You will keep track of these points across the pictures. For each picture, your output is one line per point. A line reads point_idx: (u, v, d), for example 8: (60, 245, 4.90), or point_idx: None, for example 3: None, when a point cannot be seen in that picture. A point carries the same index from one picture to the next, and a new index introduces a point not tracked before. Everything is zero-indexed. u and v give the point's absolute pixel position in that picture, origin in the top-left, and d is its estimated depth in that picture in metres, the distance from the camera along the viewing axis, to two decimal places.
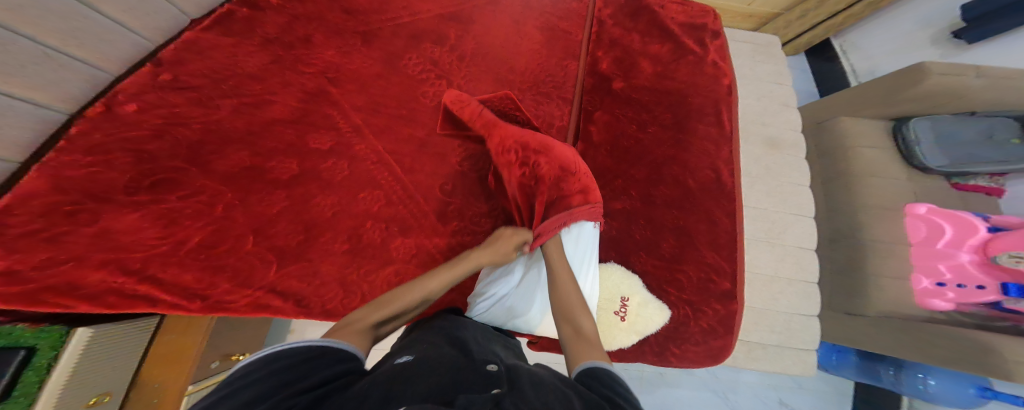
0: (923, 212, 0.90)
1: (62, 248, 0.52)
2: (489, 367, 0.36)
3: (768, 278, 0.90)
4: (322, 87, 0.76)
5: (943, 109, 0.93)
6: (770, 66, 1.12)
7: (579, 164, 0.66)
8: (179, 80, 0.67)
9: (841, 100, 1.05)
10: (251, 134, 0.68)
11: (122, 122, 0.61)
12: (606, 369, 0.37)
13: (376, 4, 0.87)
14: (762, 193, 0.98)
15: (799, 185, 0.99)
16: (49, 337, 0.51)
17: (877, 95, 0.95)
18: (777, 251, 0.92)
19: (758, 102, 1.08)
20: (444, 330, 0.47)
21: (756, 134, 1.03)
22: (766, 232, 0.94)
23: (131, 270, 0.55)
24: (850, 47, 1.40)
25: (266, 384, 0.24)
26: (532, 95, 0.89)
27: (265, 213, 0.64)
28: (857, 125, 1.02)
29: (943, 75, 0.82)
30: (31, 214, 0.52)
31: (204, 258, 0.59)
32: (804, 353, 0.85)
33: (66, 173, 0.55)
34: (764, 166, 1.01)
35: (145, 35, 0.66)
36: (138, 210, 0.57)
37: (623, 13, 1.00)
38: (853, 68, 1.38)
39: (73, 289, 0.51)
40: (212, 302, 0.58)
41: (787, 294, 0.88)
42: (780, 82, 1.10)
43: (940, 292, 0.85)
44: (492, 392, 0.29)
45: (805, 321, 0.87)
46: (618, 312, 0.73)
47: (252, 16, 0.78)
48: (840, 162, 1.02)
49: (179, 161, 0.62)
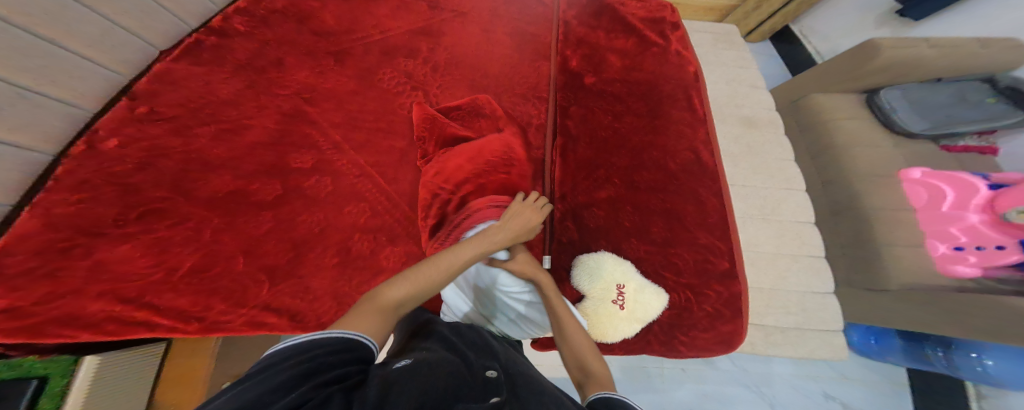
0: (919, 176, 0.93)
1: (57, 282, 0.55)
2: (488, 373, 0.36)
3: (771, 256, 0.89)
4: (299, 109, 0.79)
5: (913, 75, 1.03)
6: (732, 52, 1.16)
7: (502, 159, 0.68)
8: (156, 111, 0.71)
9: (813, 79, 1.15)
10: (233, 159, 0.71)
11: (107, 157, 0.64)
12: (622, 399, 0.36)
13: (345, 24, 0.91)
14: (749, 171, 0.98)
15: (783, 160, 0.99)
16: (61, 365, 0.59)
17: (841, 72, 1.07)
18: (774, 228, 0.92)
19: (728, 85, 1.10)
20: (442, 333, 0.47)
21: (731, 115, 1.05)
22: (760, 209, 0.94)
23: (126, 298, 0.57)
24: (808, 32, 1.54)
25: (295, 370, 0.23)
26: (508, 97, 0.91)
27: (253, 233, 0.66)
28: (831, 100, 1.10)
29: (893, 48, 0.95)
30: (27, 252, 0.54)
31: (196, 282, 0.61)
32: (829, 335, 0.83)
33: (57, 211, 0.58)
34: (745, 145, 1.01)
35: (113, 69, 0.71)
36: (129, 241, 0.59)
37: (586, 14, 1.05)
38: (817, 50, 1.50)
39: (73, 319, 0.54)
40: (209, 324, 0.60)
41: (793, 271, 0.87)
42: (744, 66, 1.13)
43: (961, 257, 0.83)
44: (493, 401, 0.30)
45: (822, 300, 0.85)
46: (616, 301, 0.69)
47: (220, 44, 0.82)
48: (822, 135, 1.08)
49: (165, 190, 0.65)
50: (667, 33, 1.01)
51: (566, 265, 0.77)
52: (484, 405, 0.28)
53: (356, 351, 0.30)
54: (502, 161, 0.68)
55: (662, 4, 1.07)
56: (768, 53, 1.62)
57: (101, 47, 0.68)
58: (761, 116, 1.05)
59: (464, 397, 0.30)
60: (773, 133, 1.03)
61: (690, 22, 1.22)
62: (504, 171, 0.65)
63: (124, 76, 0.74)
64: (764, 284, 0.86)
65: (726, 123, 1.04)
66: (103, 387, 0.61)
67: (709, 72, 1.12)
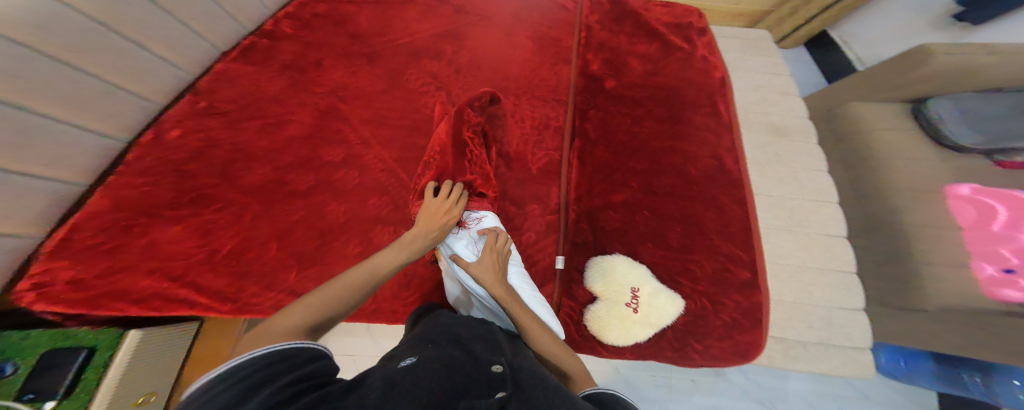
0: (967, 193, 0.86)
1: (117, 257, 0.60)
2: (494, 368, 0.37)
3: (795, 268, 0.86)
4: (333, 106, 0.83)
5: (966, 84, 0.91)
6: (763, 58, 1.14)
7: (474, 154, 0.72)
8: (213, 106, 0.77)
9: (851, 87, 1.07)
10: (273, 151, 0.76)
11: (168, 147, 0.71)
12: (618, 396, 0.38)
13: (377, 27, 0.96)
14: (775, 180, 0.95)
15: (813, 170, 0.96)
16: (108, 338, 0.64)
17: (885, 80, 0.97)
18: (801, 240, 0.89)
19: (756, 92, 1.08)
20: (445, 327, 0.48)
21: (758, 122, 1.03)
22: (787, 220, 0.91)
23: (173, 276, 0.62)
24: (849, 37, 1.47)
25: (235, 389, 0.27)
26: (527, 99, 0.93)
27: (286, 221, 0.70)
28: (869, 110, 1.03)
29: (948, 55, 0.84)
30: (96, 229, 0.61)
31: (233, 265, 0.65)
32: (855, 352, 0.80)
33: (123, 193, 0.65)
34: (773, 153, 0.99)
35: (183, 68, 0.79)
36: (179, 223, 0.65)
37: (609, 19, 1.06)
38: (858, 56, 1.44)
39: (125, 293, 0.59)
40: (241, 305, 0.64)
41: (820, 285, 0.84)
42: (774, 72, 1.11)
43: (1011, 281, 0.74)
44: (497, 397, 0.31)
45: (848, 315, 0.82)
46: (629, 304, 0.72)
47: (271, 45, 0.88)
48: (860, 145, 1.00)
49: (214, 178, 0.70)
50: (693, 38, 1.01)
51: (579, 266, 0.77)
52: (487, 402, 0.30)
53: (304, 351, 0.34)
54: (475, 156, 0.72)
55: (688, 10, 1.06)
56: (801, 59, 1.56)
57: (175, 49, 0.76)
58: (790, 124, 1.03)
59: (469, 394, 0.32)
60: (804, 141, 1.00)
61: (718, 28, 1.21)
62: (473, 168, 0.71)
63: (192, 75, 0.81)
64: (786, 296, 0.84)
65: (753, 130, 1.02)
66: (140, 364, 0.65)
67: (736, 78, 1.10)
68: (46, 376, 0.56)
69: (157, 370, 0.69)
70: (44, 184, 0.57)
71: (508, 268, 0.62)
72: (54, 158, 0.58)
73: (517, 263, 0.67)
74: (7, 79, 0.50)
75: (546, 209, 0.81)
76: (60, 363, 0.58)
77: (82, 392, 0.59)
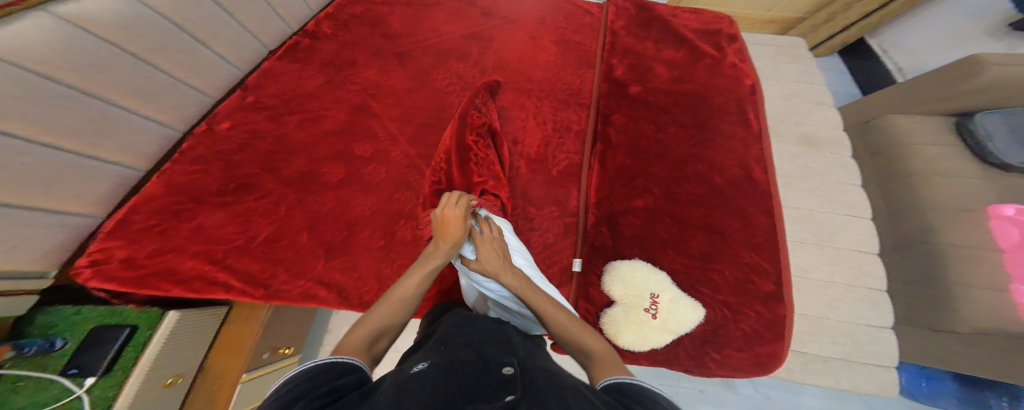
0: (1012, 214, 0.82)
1: (167, 239, 0.65)
2: (505, 370, 0.36)
3: (821, 283, 0.84)
4: (365, 103, 0.86)
5: (1015, 99, 0.87)
6: (796, 66, 1.11)
7: (478, 159, 0.74)
8: (259, 101, 0.82)
9: (888, 98, 1.02)
10: (309, 144, 0.79)
11: (218, 138, 0.75)
12: (634, 384, 0.36)
13: (407, 28, 0.99)
14: (803, 193, 0.93)
15: (845, 183, 0.93)
16: (148, 318, 0.66)
17: (928, 91, 0.92)
18: (829, 254, 0.86)
19: (787, 101, 1.06)
20: (452, 330, 0.49)
21: (789, 133, 1.01)
22: (814, 233, 0.88)
23: (214, 259, 0.66)
24: (890, 46, 1.39)
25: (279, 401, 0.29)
26: (550, 102, 0.94)
27: (318, 211, 0.73)
28: (912, 123, 0.97)
29: (1001, 65, 0.79)
30: (151, 212, 0.65)
31: (268, 252, 0.69)
32: (880, 370, 0.78)
33: (177, 179, 0.69)
34: (802, 165, 0.96)
35: (236, 65, 0.84)
36: (223, 210, 0.69)
37: (635, 24, 1.05)
38: (899, 67, 1.35)
39: (171, 274, 0.63)
40: (272, 291, 0.67)
41: (847, 301, 0.82)
42: (808, 81, 1.08)
43: None
44: (504, 400, 0.29)
45: (874, 332, 0.80)
46: (648, 310, 0.72)
47: (311, 44, 0.92)
48: (896, 159, 0.96)
49: (255, 168, 0.74)
50: (723, 45, 1.00)
51: (597, 270, 0.77)
52: (492, 405, 0.28)
53: (336, 366, 0.35)
54: (480, 160, 0.74)
55: (718, 16, 1.05)
56: (836, 69, 1.49)
57: (231, 47, 0.80)
58: (823, 135, 1.00)
59: (477, 398, 0.30)
60: (837, 154, 0.97)
61: (750, 34, 1.19)
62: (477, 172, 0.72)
63: (242, 72, 0.86)
64: (810, 311, 0.82)
65: (782, 140, 1.00)
66: (175, 343, 0.67)
67: (767, 86, 1.08)
68: (89, 353, 0.58)
69: (187, 353, 0.71)
70: (112, 169, 0.62)
71: (520, 260, 0.62)
72: (123, 145, 0.63)
73: (525, 254, 0.66)
74: (92, 72, 0.57)
75: (565, 212, 0.82)
76: (104, 339, 0.60)
77: (121, 368, 0.60)
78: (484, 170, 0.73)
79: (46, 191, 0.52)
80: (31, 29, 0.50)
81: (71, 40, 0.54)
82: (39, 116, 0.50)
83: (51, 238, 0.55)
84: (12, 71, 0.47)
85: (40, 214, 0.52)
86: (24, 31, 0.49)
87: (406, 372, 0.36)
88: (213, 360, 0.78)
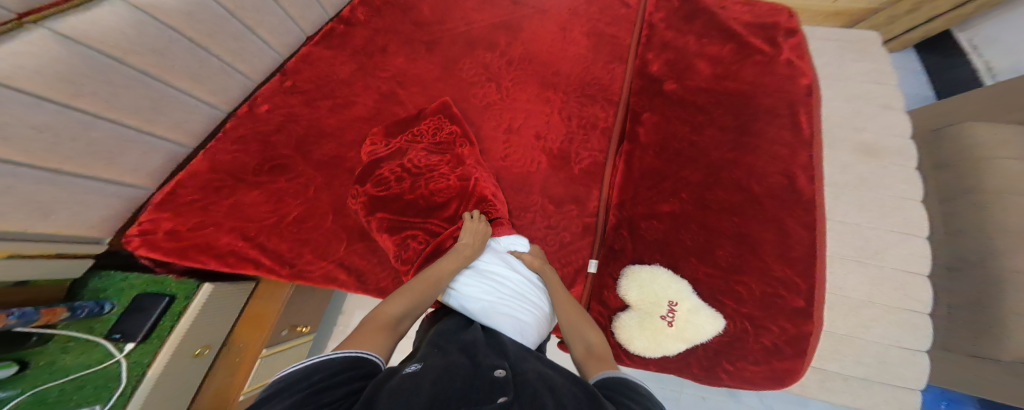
0: None
1: (207, 214, 0.69)
2: (497, 373, 0.33)
3: (857, 303, 0.79)
4: (393, 91, 0.87)
5: None
6: (863, 65, 1.02)
7: (428, 196, 0.68)
8: (296, 86, 0.84)
9: (973, 104, 0.94)
10: (339, 129, 0.81)
11: (257, 120, 0.79)
12: (632, 381, 0.36)
13: (440, 15, 0.98)
14: (848, 206, 0.87)
15: (896, 198, 0.86)
16: (185, 288, 0.70)
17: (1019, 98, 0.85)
18: (871, 273, 0.80)
19: (845, 104, 0.98)
20: (456, 331, 0.47)
21: (839, 140, 0.94)
22: (856, 249, 0.83)
23: (247, 236, 0.70)
24: (983, 42, 1.22)
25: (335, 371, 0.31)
26: (577, 97, 0.91)
27: (345, 195, 0.75)
28: (995, 132, 0.87)
29: None
30: (195, 187, 0.70)
31: (296, 232, 0.72)
32: (903, 393, 0.75)
33: (218, 157, 0.73)
34: (851, 175, 0.90)
35: (277, 51, 0.87)
36: (259, 189, 0.73)
37: (677, 16, 1.00)
38: (988, 66, 1.21)
39: (208, 247, 0.67)
40: (297, 270, 0.70)
41: (882, 322, 0.77)
42: (875, 82, 0.99)
43: None
44: (497, 403, 0.27)
45: (907, 357, 0.75)
46: (665, 317, 0.70)
47: (347, 31, 0.93)
48: (966, 174, 0.87)
49: (289, 150, 0.77)
50: (777, 40, 0.93)
51: (613, 272, 0.77)
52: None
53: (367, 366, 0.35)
54: (430, 194, 0.69)
55: (774, 9, 0.98)
56: (908, 67, 1.36)
57: (273, 32, 0.83)
58: (882, 144, 0.92)
59: (468, 399, 0.28)
60: (893, 165, 0.90)
61: (811, 29, 1.11)
62: (428, 222, 0.67)
63: (281, 57, 0.88)
64: (837, 329, 0.78)
65: (831, 147, 0.94)
66: (204, 314, 0.71)
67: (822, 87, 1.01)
68: (131, 320, 0.63)
69: (214, 325, 0.75)
70: (164, 144, 0.67)
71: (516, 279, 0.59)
72: (174, 123, 0.67)
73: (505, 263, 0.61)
74: (155, 55, 0.60)
75: (585, 211, 0.81)
76: (146, 306, 0.65)
77: (157, 336, 0.64)
78: (445, 199, 0.68)
79: (107, 163, 0.57)
80: (106, 14, 0.52)
81: (141, 27, 0.57)
82: (107, 94, 0.54)
83: (108, 206, 0.60)
84: (82, 50, 0.50)
85: (99, 183, 0.56)
86: (100, 16, 0.51)
87: (400, 371, 0.34)
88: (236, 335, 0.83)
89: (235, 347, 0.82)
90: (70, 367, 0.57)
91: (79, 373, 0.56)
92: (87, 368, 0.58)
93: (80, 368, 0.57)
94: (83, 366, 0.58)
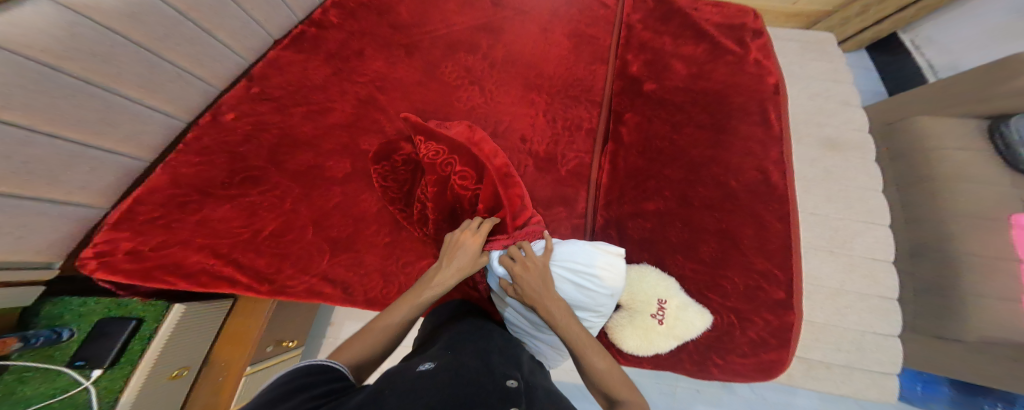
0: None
1: (171, 231, 0.65)
2: (508, 383, 0.32)
3: (832, 291, 0.82)
4: (372, 96, 0.84)
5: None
6: (823, 63, 1.07)
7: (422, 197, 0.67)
8: (264, 92, 0.80)
9: (915, 99, 0.98)
10: (315, 137, 0.78)
11: (224, 129, 0.74)
12: None
13: (416, 18, 0.96)
14: (820, 198, 0.90)
15: (864, 189, 0.90)
16: (155, 311, 0.65)
17: (960, 90, 0.89)
18: (843, 262, 0.84)
19: (811, 101, 1.02)
20: (468, 336, 0.46)
21: (810, 135, 0.98)
22: (829, 239, 0.86)
23: (219, 253, 0.66)
24: (924, 42, 1.31)
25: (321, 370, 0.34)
26: (561, 98, 0.91)
27: (323, 206, 0.72)
28: (938, 125, 0.92)
29: None
30: (156, 204, 0.65)
31: (273, 247, 0.68)
32: (883, 378, 0.78)
33: (181, 170, 0.69)
34: (822, 169, 0.93)
35: (242, 56, 0.83)
36: (230, 203, 0.69)
37: (654, 18, 1.02)
38: (930, 63, 1.30)
39: (177, 267, 0.64)
40: (277, 287, 0.67)
41: (858, 309, 0.80)
42: (837, 79, 1.04)
43: None
44: None
45: (882, 341, 0.79)
46: (655, 315, 0.69)
47: (319, 34, 0.90)
48: (918, 164, 0.92)
49: (261, 161, 0.73)
50: (746, 40, 0.96)
51: None
52: None
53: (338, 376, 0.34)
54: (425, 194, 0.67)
55: (742, 10, 1.01)
56: (862, 65, 1.44)
57: (236, 35, 0.79)
58: (846, 138, 0.96)
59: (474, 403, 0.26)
60: (860, 158, 0.94)
61: (774, 29, 1.16)
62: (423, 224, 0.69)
63: (246, 62, 0.84)
64: (816, 317, 0.80)
65: (802, 143, 0.97)
66: (179, 335, 0.66)
67: (790, 85, 1.05)
68: (94, 345, 0.58)
69: (191, 346, 0.70)
70: (115, 159, 0.62)
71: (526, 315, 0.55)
72: (127, 136, 0.63)
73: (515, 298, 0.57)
74: (95, 61, 0.55)
75: (573, 213, 0.80)
76: (110, 331, 0.59)
77: (128, 360, 0.60)
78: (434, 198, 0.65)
79: (49, 182, 0.52)
80: (32, 16, 0.48)
81: (75, 28, 0.52)
82: (42, 105, 0.49)
83: (54, 228, 0.55)
84: (10, 57, 0.45)
85: (41, 204, 0.51)
86: (29, 19, 0.47)
87: (413, 369, 0.34)
88: (218, 353, 0.79)
89: (216, 367, 0.78)
90: (31, 397, 0.52)
91: (43, 402, 0.52)
92: (48, 397, 0.53)
93: (39, 399, 0.52)
94: (43, 397, 0.53)
